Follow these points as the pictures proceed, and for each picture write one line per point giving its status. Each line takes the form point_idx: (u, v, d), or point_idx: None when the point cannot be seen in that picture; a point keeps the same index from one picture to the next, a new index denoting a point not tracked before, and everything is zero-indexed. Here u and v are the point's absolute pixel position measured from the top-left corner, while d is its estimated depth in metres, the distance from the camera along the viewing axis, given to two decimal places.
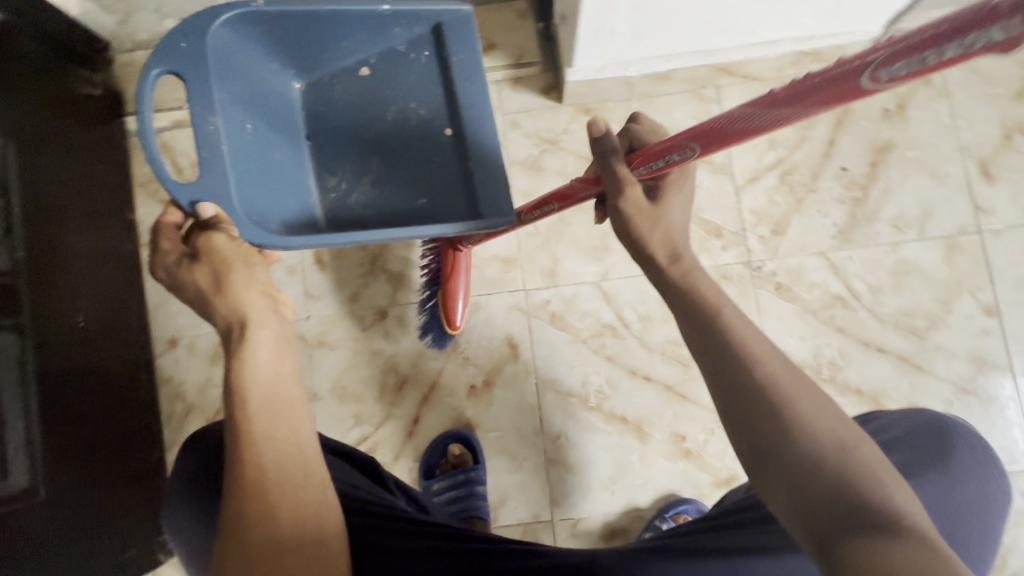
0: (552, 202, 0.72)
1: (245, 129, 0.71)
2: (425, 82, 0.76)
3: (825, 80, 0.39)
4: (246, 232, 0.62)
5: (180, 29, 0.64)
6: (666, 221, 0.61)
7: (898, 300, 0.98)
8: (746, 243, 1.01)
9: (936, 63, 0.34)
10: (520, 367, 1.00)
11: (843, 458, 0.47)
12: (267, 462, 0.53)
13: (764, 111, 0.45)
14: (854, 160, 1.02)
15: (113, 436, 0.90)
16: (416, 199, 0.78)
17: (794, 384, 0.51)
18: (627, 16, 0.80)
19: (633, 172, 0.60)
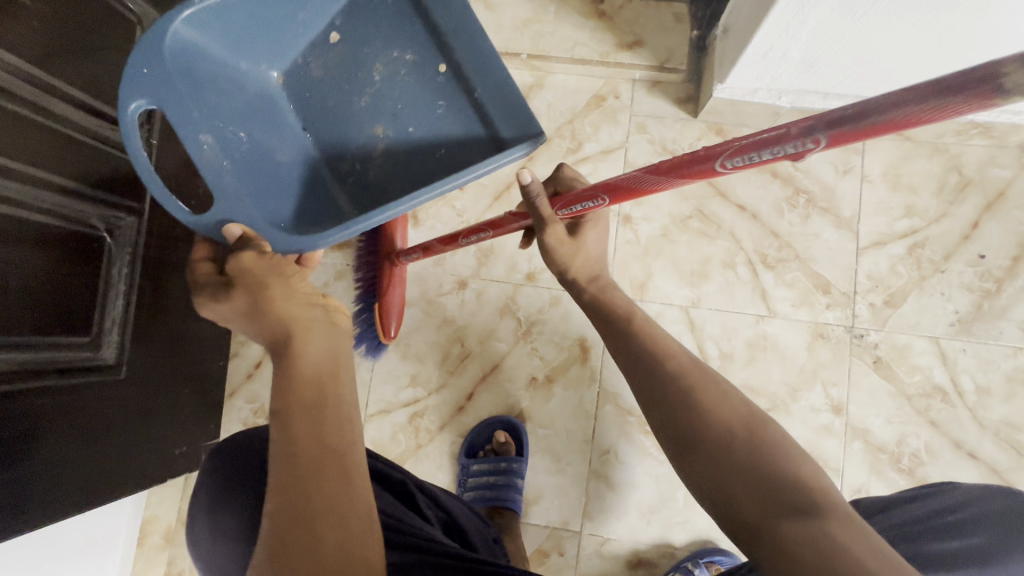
0: (485, 229, 0.73)
1: (240, 137, 0.71)
2: (403, 24, 0.71)
3: (690, 160, 0.48)
4: (279, 245, 0.68)
5: (137, 57, 0.64)
6: (585, 251, 0.70)
7: (1005, 408, 0.91)
8: (853, 306, 0.95)
9: (760, 160, 0.44)
10: (586, 372, 0.98)
11: (747, 436, 0.53)
12: (308, 481, 0.51)
13: (650, 177, 0.52)
14: (995, 249, 0.94)
15: (189, 335, 0.93)
16: (433, 152, 0.73)
17: (696, 373, 0.58)
18: (806, 42, 0.76)
19: (555, 213, 0.63)
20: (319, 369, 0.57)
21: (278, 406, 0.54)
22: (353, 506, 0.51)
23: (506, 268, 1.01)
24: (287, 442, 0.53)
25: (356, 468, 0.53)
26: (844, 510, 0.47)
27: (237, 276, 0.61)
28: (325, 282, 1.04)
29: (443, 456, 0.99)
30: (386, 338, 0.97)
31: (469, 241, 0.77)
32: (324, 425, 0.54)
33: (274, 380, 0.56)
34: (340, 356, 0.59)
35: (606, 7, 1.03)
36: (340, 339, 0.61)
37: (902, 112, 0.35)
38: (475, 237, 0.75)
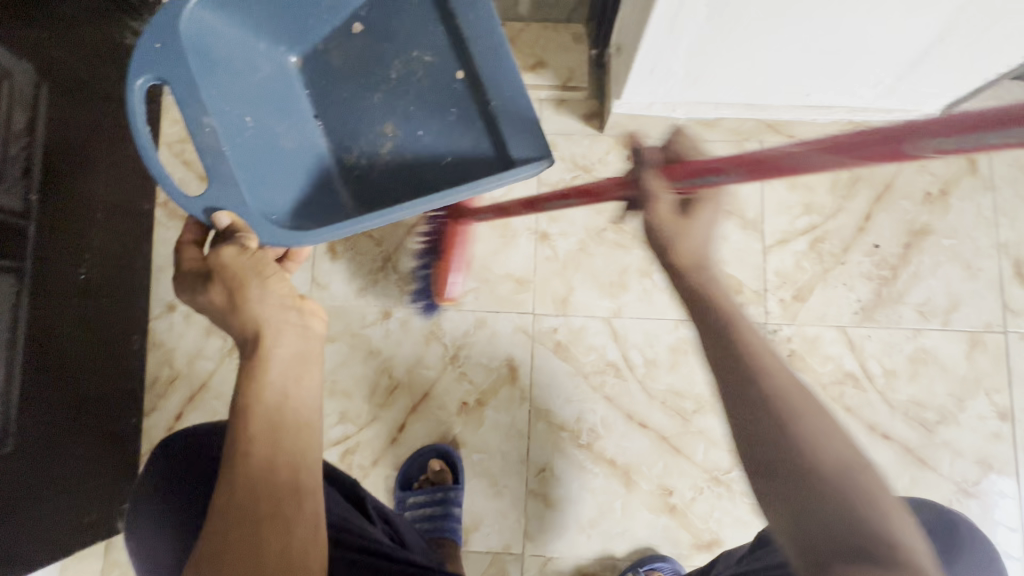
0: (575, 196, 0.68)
1: (246, 122, 0.72)
2: (422, 24, 0.73)
3: (880, 136, 0.34)
4: (262, 235, 0.64)
5: (152, 31, 0.64)
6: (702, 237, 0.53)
7: (911, 388, 0.96)
8: (765, 304, 0.98)
9: (992, 145, 0.29)
10: (516, 391, 0.98)
11: (859, 487, 0.41)
12: (259, 483, 0.51)
13: (818, 155, 0.38)
14: (888, 238, 0.99)
15: (91, 392, 0.88)
16: (440, 157, 0.74)
17: (801, 400, 0.44)
18: (684, 58, 0.79)
19: (666, 187, 0.52)
20: (284, 374, 0.56)
21: (242, 402, 0.53)
22: (302, 510, 0.52)
23: (429, 295, 1.01)
24: (242, 439, 0.52)
25: (305, 479, 0.53)
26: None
27: (219, 270, 0.59)
28: None
29: (379, 490, 0.97)
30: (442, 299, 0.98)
31: (551, 204, 0.73)
32: (280, 431, 0.53)
33: (238, 378, 0.55)
34: (308, 361, 0.58)
35: (507, 31, 1.05)
36: (311, 342, 0.59)
37: None
38: (561, 203, 0.71)
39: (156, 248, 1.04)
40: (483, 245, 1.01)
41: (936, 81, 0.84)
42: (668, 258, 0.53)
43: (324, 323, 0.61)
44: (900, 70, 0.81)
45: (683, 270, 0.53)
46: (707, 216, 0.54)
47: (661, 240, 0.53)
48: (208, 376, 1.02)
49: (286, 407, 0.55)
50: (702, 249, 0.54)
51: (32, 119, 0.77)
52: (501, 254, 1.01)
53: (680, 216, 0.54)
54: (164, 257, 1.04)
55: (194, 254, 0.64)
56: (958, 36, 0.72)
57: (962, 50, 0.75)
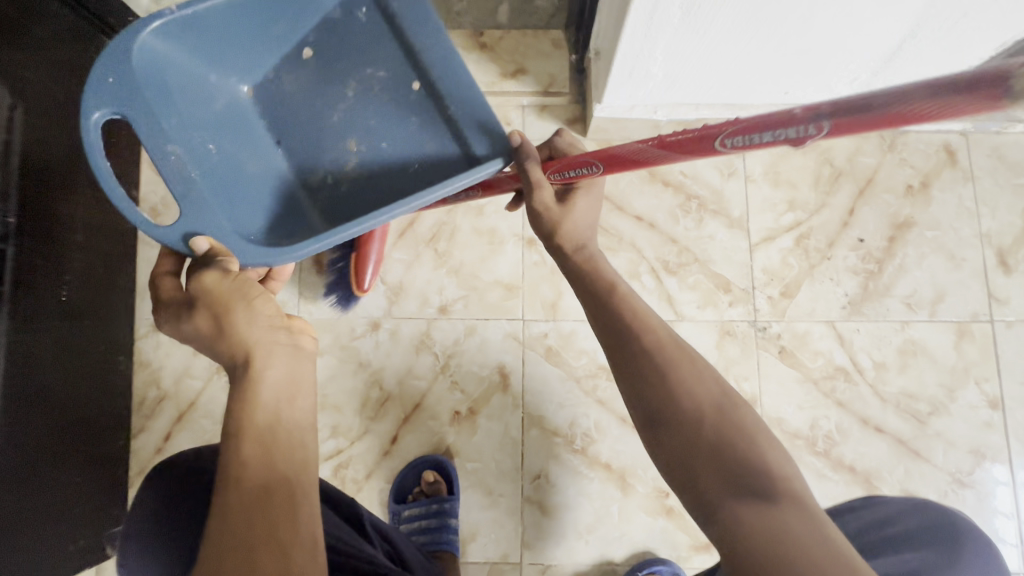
0: (475, 189, 0.76)
1: (208, 150, 0.71)
2: (375, 41, 0.71)
3: (690, 137, 0.52)
4: (244, 256, 0.66)
5: (104, 65, 0.63)
6: (572, 219, 0.66)
7: (902, 380, 0.96)
8: (753, 302, 0.99)
9: (757, 142, 0.47)
10: (508, 399, 0.97)
11: (729, 422, 0.50)
12: (251, 508, 0.47)
13: (655, 150, 0.55)
14: (872, 232, 1.00)
15: (75, 416, 0.87)
16: (408, 165, 0.72)
17: (673, 351, 0.54)
18: (662, 60, 0.80)
19: (548, 177, 0.66)
20: (276, 394, 0.54)
21: (232, 427, 0.51)
22: (297, 534, 0.47)
23: (418, 305, 1.00)
24: (234, 464, 0.49)
25: (301, 501, 0.49)
26: (804, 499, 0.46)
27: (201, 295, 0.59)
28: None
29: (373, 505, 0.96)
30: (358, 291, 0.96)
31: (455, 196, 0.80)
32: (273, 452, 0.51)
33: (228, 402, 0.53)
34: (300, 381, 0.56)
35: (486, 39, 1.05)
36: (303, 362, 0.58)
37: (903, 106, 0.36)
38: (463, 195, 0.78)
39: (141, 267, 1.03)
40: (470, 253, 1.01)
41: (912, 75, 0.85)
42: (555, 240, 0.66)
43: (313, 341, 0.61)
44: (875, 66, 0.82)
45: (570, 253, 0.65)
46: (584, 204, 0.67)
47: (546, 223, 0.65)
48: (196, 395, 1.01)
49: (278, 427, 0.53)
50: (587, 234, 0.66)
51: (7, 141, 0.77)
52: (488, 261, 1.01)
53: (560, 205, 0.66)
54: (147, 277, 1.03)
55: (173, 285, 0.63)
56: (930, 30, 0.73)
57: (935, 43, 0.76)
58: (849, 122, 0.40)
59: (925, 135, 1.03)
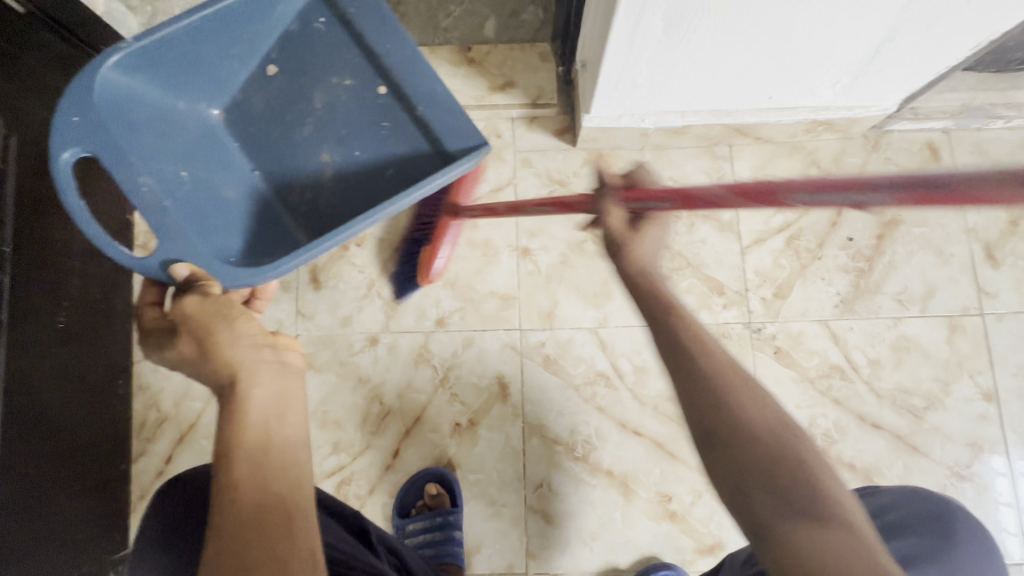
0: (552, 206, 0.71)
1: (181, 176, 0.76)
2: (338, 52, 0.80)
3: (762, 186, 0.46)
4: (228, 279, 0.67)
5: (66, 107, 0.66)
6: (640, 248, 0.60)
7: (897, 376, 0.97)
8: (747, 303, 1.00)
9: (837, 203, 0.42)
10: (508, 409, 0.97)
11: (785, 445, 0.46)
12: (246, 527, 0.47)
13: (729, 194, 0.49)
14: (861, 231, 1.02)
15: (75, 442, 0.86)
16: (382, 169, 0.81)
17: (730, 370, 0.50)
18: (647, 70, 0.81)
19: (622, 206, 0.60)
20: (265, 412, 0.54)
21: (223, 448, 0.52)
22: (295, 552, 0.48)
23: (415, 318, 1.01)
24: (225, 487, 0.50)
25: (297, 519, 0.50)
26: (857, 526, 0.43)
27: (182, 322, 0.59)
28: None
29: (377, 520, 0.96)
30: (421, 280, 0.98)
31: (532, 210, 0.75)
32: (265, 471, 0.51)
33: (218, 422, 0.54)
34: (289, 398, 0.57)
35: (474, 55, 1.07)
36: (290, 377, 0.58)
37: (997, 188, 0.33)
38: (540, 209, 0.73)
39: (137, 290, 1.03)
40: (465, 265, 1.02)
41: (892, 77, 0.86)
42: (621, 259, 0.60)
43: (298, 356, 0.62)
44: (855, 69, 0.84)
45: (634, 274, 0.58)
46: (656, 227, 0.61)
47: (617, 246, 0.60)
48: (195, 416, 1.01)
49: (271, 446, 0.53)
50: (652, 258, 0.60)
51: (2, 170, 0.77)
52: (484, 273, 1.02)
53: (632, 228, 0.61)
54: None
55: (156, 312, 0.63)
56: (906, 33, 0.75)
57: (911, 46, 0.78)
58: (934, 196, 0.36)
59: (908, 134, 1.05)
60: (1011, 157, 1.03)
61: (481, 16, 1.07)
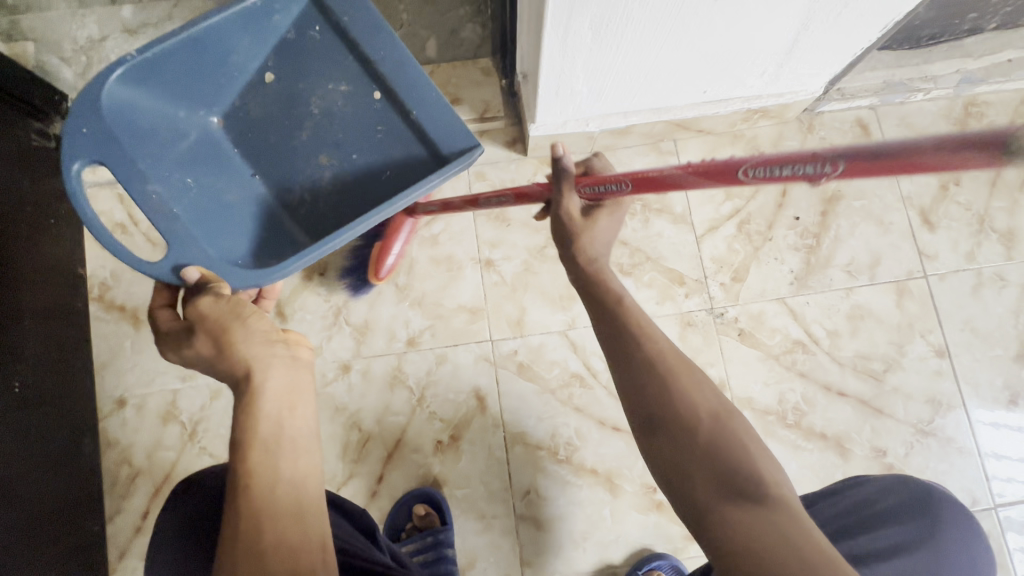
0: (508, 195, 0.72)
1: (186, 184, 0.78)
2: (332, 58, 0.80)
3: (711, 169, 0.49)
4: (233, 279, 0.70)
5: (75, 119, 0.69)
6: (589, 237, 0.64)
7: (855, 343, 1.01)
8: (708, 290, 1.03)
9: (784, 176, 0.44)
10: (488, 421, 0.98)
11: (726, 432, 0.53)
12: (263, 510, 0.53)
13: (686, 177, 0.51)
14: (806, 210, 1.06)
15: (45, 510, 0.84)
16: (380, 173, 0.80)
17: (674, 362, 0.56)
18: (584, 77, 0.84)
19: (578, 191, 0.63)
20: (277, 404, 0.59)
21: (240, 436, 0.56)
22: (309, 540, 0.54)
23: (386, 341, 1.01)
24: (242, 473, 0.54)
25: (308, 508, 0.56)
26: (780, 495, 0.49)
27: (199, 322, 0.62)
28: (202, 406, 1.00)
29: None
30: (373, 276, 0.98)
31: (488, 203, 0.76)
32: (279, 459, 0.56)
33: (233, 414, 0.58)
34: (299, 391, 0.61)
35: None
36: (300, 372, 0.63)
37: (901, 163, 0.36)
38: (496, 200, 0.75)
39: (97, 344, 1.01)
40: (429, 282, 1.03)
41: (814, 62, 0.91)
42: (569, 245, 0.64)
43: (308, 351, 0.66)
44: (780, 58, 0.88)
45: (585, 263, 0.64)
46: (609, 219, 0.65)
47: (566, 232, 0.64)
48: (170, 467, 0.98)
49: (282, 436, 0.58)
50: (602, 250, 0.65)
51: None
52: (449, 288, 1.03)
53: (584, 217, 0.64)
54: (107, 352, 1.02)
55: (170, 315, 0.67)
56: (819, 21, 0.79)
57: (828, 33, 0.82)
58: (865, 163, 0.38)
59: (838, 113, 1.10)
60: (934, 127, 1.10)
61: (421, 37, 1.07)
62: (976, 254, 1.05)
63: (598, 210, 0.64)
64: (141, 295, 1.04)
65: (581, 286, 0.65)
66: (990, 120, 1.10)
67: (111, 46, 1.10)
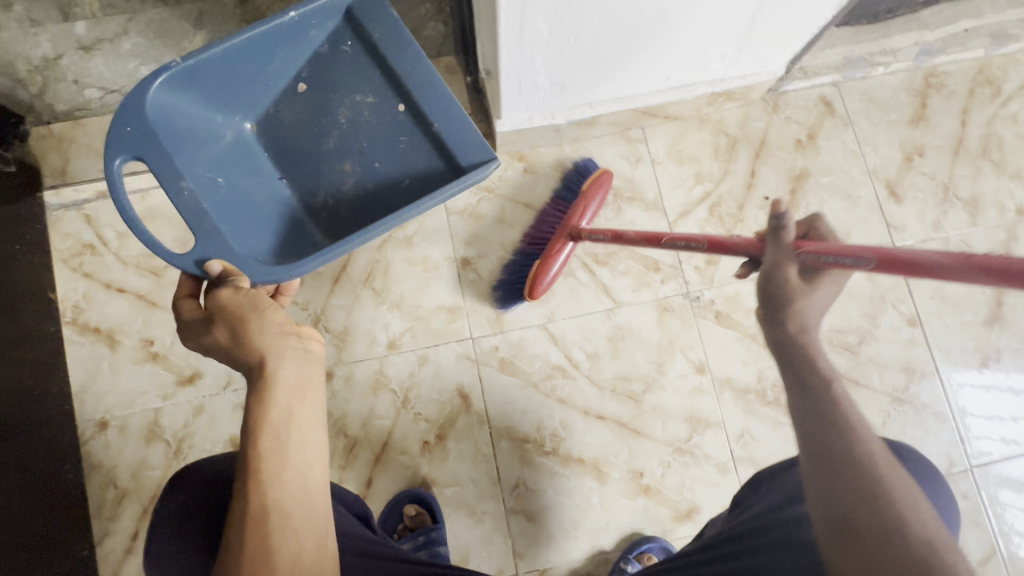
0: (702, 242, 0.69)
1: (217, 183, 0.80)
2: (362, 73, 0.82)
3: (1003, 264, 0.39)
4: (252, 274, 0.73)
5: (121, 118, 0.73)
6: (807, 302, 0.55)
7: (829, 318, 1.03)
8: (683, 275, 1.04)
9: None
10: (473, 418, 0.99)
11: (938, 563, 0.51)
12: (270, 495, 0.54)
13: (954, 264, 0.41)
14: (775, 189, 1.08)
15: (33, 536, 0.83)
16: (400, 181, 0.82)
17: (887, 472, 0.54)
18: (546, 70, 0.84)
19: (798, 254, 0.53)
20: (289, 393, 0.58)
21: (251, 421, 0.56)
22: (314, 518, 0.57)
23: (367, 345, 1.01)
24: (252, 459, 0.55)
25: (313, 494, 0.58)
26: None
27: (217, 312, 0.63)
28: (185, 423, 1.00)
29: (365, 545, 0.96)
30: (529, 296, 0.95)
31: (674, 246, 0.74)
32: (286, 449, 0.56)
33: (246, 399, 0.58)
34: (309, 382, 0.60)
35: None
36: (313, 363, 0.62)
37: None
38: (686, 245, 0.72)
39: (74, 368, 1.01)
40: (407, 284, 1.03)
41: (772, 43, 0.92)
42: (777, 306, 0.54)
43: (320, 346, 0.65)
44: (738, 41, 0.88)
45: (793, 329, 0.54)
46: (831, 285, 0.55)
47: (779, 293, 0.55)
48: (157, 485, 0.98)
49: (291, 424, 0.57)
50: (816, 318, 0.56)
51: None
52: (427, 288, 1.03)
53: (801, 280, 0.54)
54: (84, 376, 1.01)
55: (194, 305, 0.68)
56: (772, 3, 0.80)
57: (783, 14, 0.83)
58: None
59: (802, 92, 1.11)
60: (896, 100, 1.11)
61: None
62: (942, 223, 1.07)
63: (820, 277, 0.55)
64: (116, 316, 1.03)
65: (779, 361, 0.56)
66: (950, 90, 1.12)
67: (66, 65, 1.08)
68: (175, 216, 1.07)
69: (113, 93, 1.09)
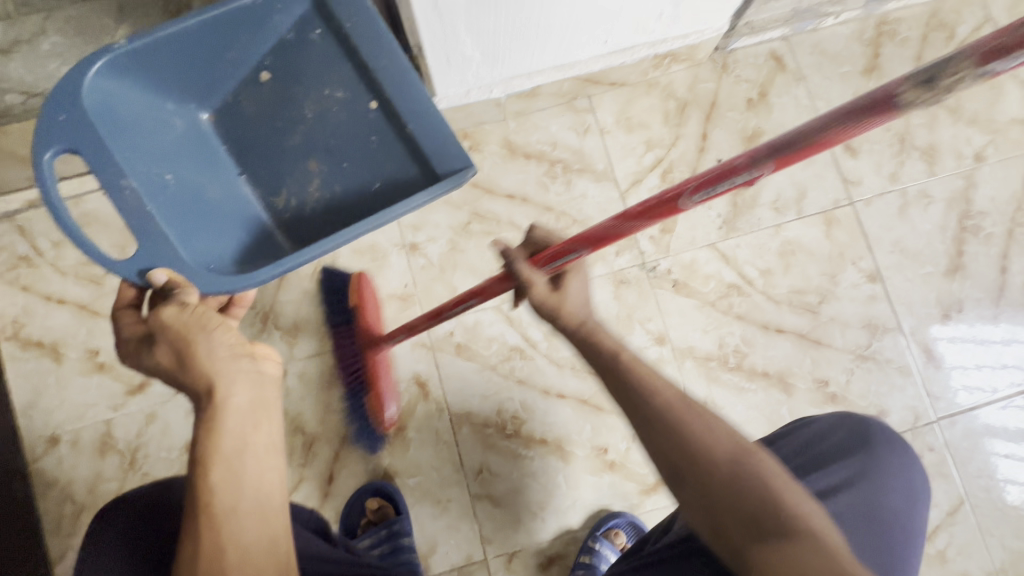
0: (473, 298, 0.69)
1: (166, 179, 0.69)
2: (331, 63, 0.73)
3: (658, 203, 0.50)
4: (201, 284, 0.63)
5: (50, 104, 0.63)
6: (569, 305, 0.58)
7: (788, 279, 1.01)
8: (638, 246, 1.01)
9: (725, 188, 0.46)
10: (432, 406, 0.97)
11: (746, 470, 0.48)
12: (223, 529, 0.50)
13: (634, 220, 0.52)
14: (727, 151, 1.05)
15: None
16: (369, 185, 0.73)
17: (683, 397, 0.51)
18: (473, 40, 0.80)
19: (541, 270, 0.59)
20: (242, 420, 0.55)
21: (200, 451, 0.52)
22: (274, 550, 0.53)
23: (318, 340, 0.98)
24: (201, 492, 0.51)
25: (272, 523, 0.53)
26: (818, 532, 0.46)
27: (160, 331, 0.57)
28: (138, 432, 0.98)
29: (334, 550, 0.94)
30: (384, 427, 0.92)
31: (456, 309, 0.74)
32: (241, 477, 0.53)
33: (194, 429, 0.54)
34: (265, 406, 0.57)
35: None
36: (267, 385, 0.58)
37: (823, 135, 0.39)
38: (464, 305, 0.72)
39: (20, 385, 0.98)
40: None
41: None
42: (556, 325, 0.58)
43: (276, 366, 0.61)
44: None
45: (574, 330, 0.57)
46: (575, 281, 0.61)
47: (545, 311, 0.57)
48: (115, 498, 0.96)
49: (246, 452, 0.54)
50: (585, 312, 0.59)
51: None
52: (376, 277, 1.00)
53: (554, 290, 0.59)
54: (31, 392, 0.98)
55: (134, 318, 0.63)
56: None
57: None
58: (788, 156, 0.41)
59: (751, 49, 1.08)
60: (848, 51, 1.08)
61: None
62: (900, 175, 1.05)
63: (564, 278, 0.60)
64: (59, 328, 1.00)
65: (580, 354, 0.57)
66: (903, 37, 1.09)
67: None
68: (111, 221, 1.03)
69: (35, 97, 1.03)
